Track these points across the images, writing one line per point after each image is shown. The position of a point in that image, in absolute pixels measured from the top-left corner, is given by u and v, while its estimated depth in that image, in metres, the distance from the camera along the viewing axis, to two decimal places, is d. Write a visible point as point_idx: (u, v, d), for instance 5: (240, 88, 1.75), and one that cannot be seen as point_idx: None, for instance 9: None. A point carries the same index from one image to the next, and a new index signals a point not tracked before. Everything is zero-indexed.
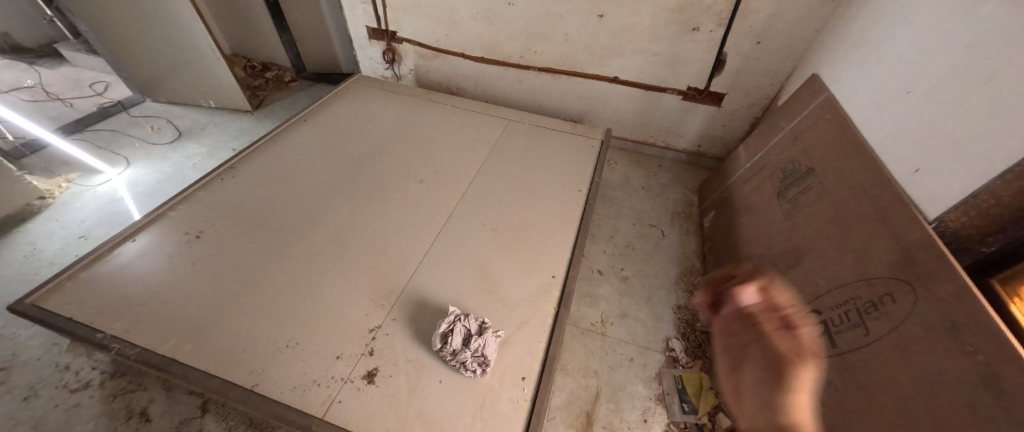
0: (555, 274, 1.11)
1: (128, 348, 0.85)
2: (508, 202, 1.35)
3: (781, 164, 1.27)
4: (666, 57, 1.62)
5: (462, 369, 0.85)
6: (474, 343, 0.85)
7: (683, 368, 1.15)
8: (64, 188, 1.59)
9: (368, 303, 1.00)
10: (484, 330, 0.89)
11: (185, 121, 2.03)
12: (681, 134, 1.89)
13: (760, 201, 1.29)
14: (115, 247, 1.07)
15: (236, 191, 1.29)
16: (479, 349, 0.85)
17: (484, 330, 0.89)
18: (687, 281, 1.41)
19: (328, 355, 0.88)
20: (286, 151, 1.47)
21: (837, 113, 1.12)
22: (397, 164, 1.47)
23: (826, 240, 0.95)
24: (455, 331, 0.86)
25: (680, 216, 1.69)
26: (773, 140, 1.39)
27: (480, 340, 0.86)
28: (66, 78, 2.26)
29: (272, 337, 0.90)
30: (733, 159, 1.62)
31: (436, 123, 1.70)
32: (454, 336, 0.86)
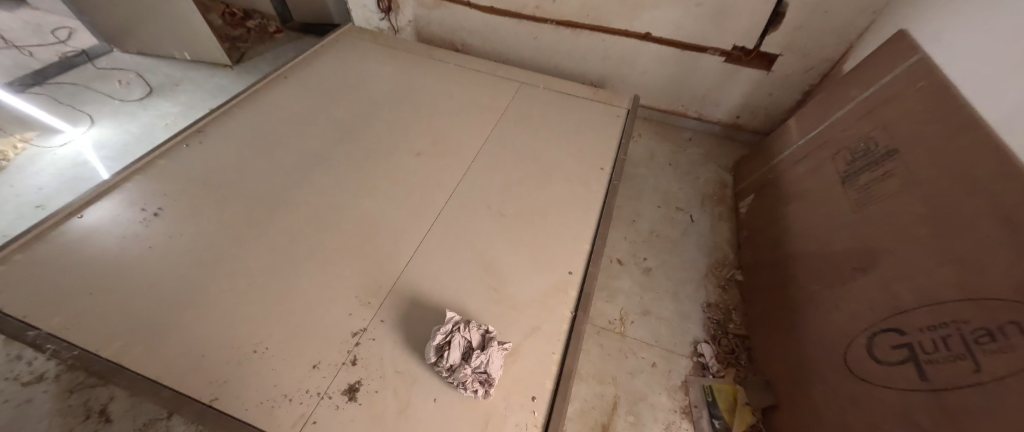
0: (572, 269, 0.95)
1: (65, 350, 0.71)
2: (519, 180, 1.16)
3: (849, 143, 1.06)
4: (712, 9, 1.34)
5: (462, 390, 0.71)
6: (475, 360, 0.71)
7: (713, 377, 1.02)
8: (20, 149, 1.43)
9: (353, 299, 0.85)
10: (488, 342, 0.75)
11: (157, 75, 1.80)
12: (717, 104, 1.65)
13: (816, 186, 1.09)
14: (60, 223, 0.91)
15: (203, 159, 1.10)
16: (480, 365, 0.71)
17: (488, 342, 0.75)
18: (718, 275, 1.25)
19: (304, 363, 0.75)
20: (263, 112, 1.27)
21: (936, 79, 0.87)
22: (391, 132, 1.27)
23: (913, 242, 0.75)
24: (452, 344, 0.73)
25: (711, 199, 1.49)
26: (839, 114, 1.15)
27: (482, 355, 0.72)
28: (25, 22, 2.01)
29: (238, 340, 0.76)
30: (781, 135, 1.40)
31: (437, 84, 1.47)
32: (450, 350, 0.72)
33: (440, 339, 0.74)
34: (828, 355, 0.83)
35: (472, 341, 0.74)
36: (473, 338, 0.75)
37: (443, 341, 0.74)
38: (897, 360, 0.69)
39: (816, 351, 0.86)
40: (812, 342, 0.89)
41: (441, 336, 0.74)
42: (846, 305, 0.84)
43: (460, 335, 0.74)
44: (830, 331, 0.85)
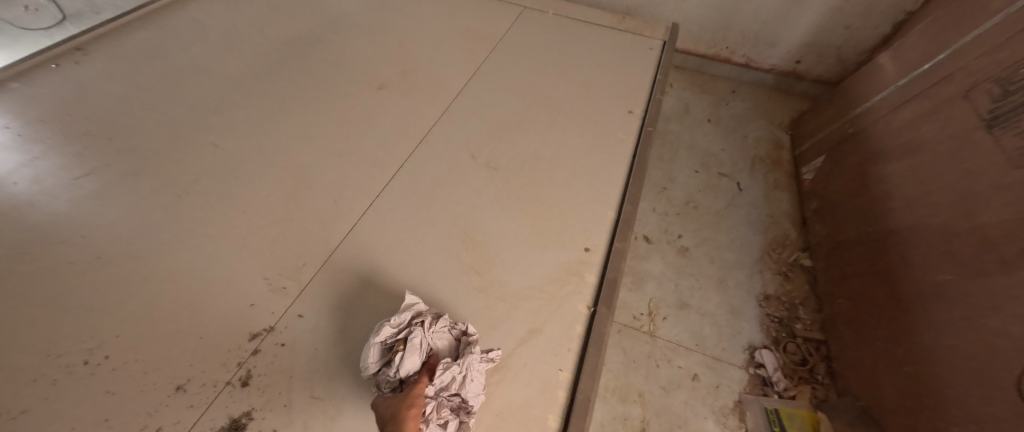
0: (589, 245, 0.65)
1: None
2: (517, 124, 0.84)
3: (991, 69, 0.71)
4: None
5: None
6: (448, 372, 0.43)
7: (780, 398, 0.74)
8: None
9: (260, 283, 0.57)
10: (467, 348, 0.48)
11: (74, 2, 1.45)
12: (773, 44, 1.29)
13: (934, 136, 0.77)
14: None
15: (78, 82, 0.79)
16: (450, 383, 0.43)
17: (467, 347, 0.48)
18: (776, 259, 0.96)
19: (162, 383, 0.46)
20: (173, 29, 0.94)
21: None
22: (349, 58, 0.95)
23: None
24: (410, 342, 0.45)
25: (762, 163, 1.18)
26: (969, 32, 0.79)
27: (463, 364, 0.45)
28: None
29: (61, 343, 0.48)
30: (864, 78, 1.06)
31: (414, 3, 1.12)
32: (405, 353, 0.44)
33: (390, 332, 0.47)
34: (984, 385, 0.53)
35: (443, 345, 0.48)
36: (445, 340, 0.48)
37: (395, 338, 0.47)
38: None
39: (961, 387, 0.56)
40: (945, 362, 0.59)
41: (393, 329, 0.47)
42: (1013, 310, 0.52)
43: (425, 329, 0.47)
44: (987, 355, 0.54)
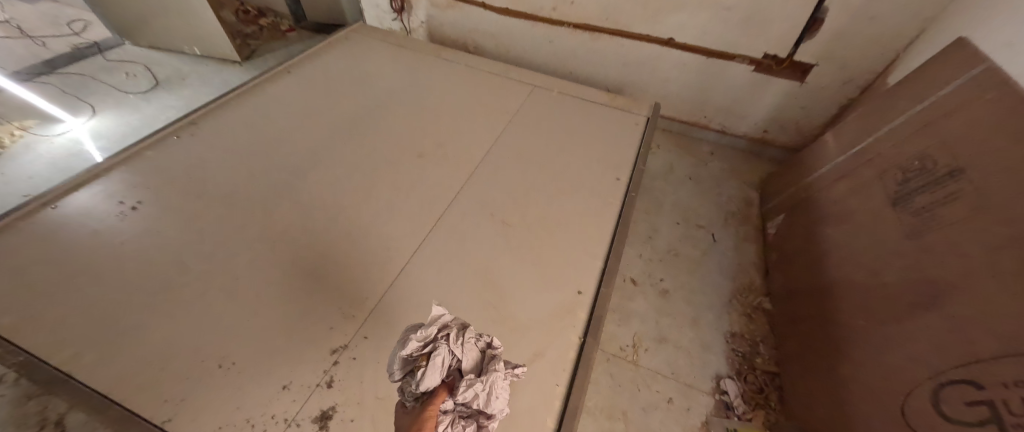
0: (582, 289, 0.84)
1: (10, 355, 0.63)
2: (526, 189, 1.06)
3: (899, 161, 0.94)
4: (742, 13, 1.27)
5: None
6: (467, 390, 0.49)
7: (739, 419, 0.89)
8: (18, 137, 1.39)
9: (334, 311, 0.77)
10: (491, 362, 0.55)
11: (164, 69, 1.79)
12: (743, 116, 1.55)
13: (860, 208, 0.98)
14: (29, 213, 0.84)
15: (193, 150, 1.05)
16: (472, 398, 0.49)
17: (490, 363, 0.55)
18: (743, 303, 1.13)
19: (272, 382, 0.66)
20: (260, 107, 1.21)
21: (1008, 88, 0.75)
22: (395, 130, 1.20)
23: (984, 275, 0.63)
24: (433, 360, 0.50)
25: (735, 217, 1.38)
26: (886, 129, 1.04)
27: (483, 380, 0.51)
28: (43, 14, 2.06)
29: (202, 352, 0.68)
30: (814, 151, 1.29)
31: (445, 84, 1.40)
32: (428, 369, 0.49)
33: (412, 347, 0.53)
34: (881, 405, 0.71)
35: (467, 360, 0.54)
36: (469, 355, 0.55)
37: (420, 352, 0.53)
38: (975, 421, 0.56)
39: (864, 398, 0.74)
40: (854, 387, 0.77)
41: (418, 343, 0.53)
42: (903, 349, 0.71)
43: (445, 347, 0.53)
44: (885, 379, 0.72)
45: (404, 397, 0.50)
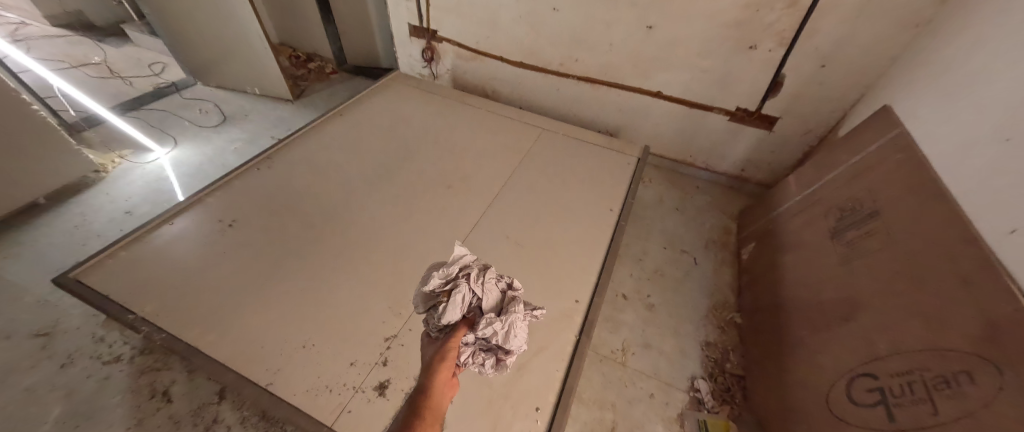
0: (579, 298, 1.06)
1: (156, 332, 0.88)
2: (535, 216, 1.30)
3: (839, 202, 1.18)
4: (717, 75, 1.56)
5: (468, 363, 0.71)
6: (487, 329, 0.68)
7: (708, 412, 1.08)
8: (117, 164, 1.74)
9: (385, 308, 0.99)
10: (512, 304, 0.74)
11: (230, 106, 2.18)
12: (723, 156, 1.82)
13: (811, 239, 1.20)
14: (152, 229, 1.11)
15: (270, 179, 1.32)
16: (494, 334, 0.68)
17: (511, 306, 0.73)
18: (718, 317, 1.33)
19: (341, 360, 0.87)
20: (320, 144, 1.49)
21: (913, 153, 1.00)
22: (428, 165, 1.46)
23: (889, 296, 0.85)
24: (453, 298, 0.69)
25: (715, 244, 1.61)
26: (832, 175, 1.28)
27: (501, 321, 0.69)
28: (129, 57, 2.46)
29: (289, 336, 0.90)
30: (781, 189, 1.53)
31: (468, 126, 1.68)
32: (450, 306, 0.69)
33: (437, 282, 0.74)
34: (812, 395, 0.91)
35: (488, 300, 0.73)
36: (488, 297, 0.73)
37: (440, 287, 0.74)
38: (871, 402, 0.77)
39: (802, 388, 0.94)
40: (795, 383, 0.98)
41: (439, 281, 0.74)
42: (831, 349, 0.92)
43: (464, 289, 0.71)
44: (817, 374, 0.92)
45: (430, 328, 0.71)
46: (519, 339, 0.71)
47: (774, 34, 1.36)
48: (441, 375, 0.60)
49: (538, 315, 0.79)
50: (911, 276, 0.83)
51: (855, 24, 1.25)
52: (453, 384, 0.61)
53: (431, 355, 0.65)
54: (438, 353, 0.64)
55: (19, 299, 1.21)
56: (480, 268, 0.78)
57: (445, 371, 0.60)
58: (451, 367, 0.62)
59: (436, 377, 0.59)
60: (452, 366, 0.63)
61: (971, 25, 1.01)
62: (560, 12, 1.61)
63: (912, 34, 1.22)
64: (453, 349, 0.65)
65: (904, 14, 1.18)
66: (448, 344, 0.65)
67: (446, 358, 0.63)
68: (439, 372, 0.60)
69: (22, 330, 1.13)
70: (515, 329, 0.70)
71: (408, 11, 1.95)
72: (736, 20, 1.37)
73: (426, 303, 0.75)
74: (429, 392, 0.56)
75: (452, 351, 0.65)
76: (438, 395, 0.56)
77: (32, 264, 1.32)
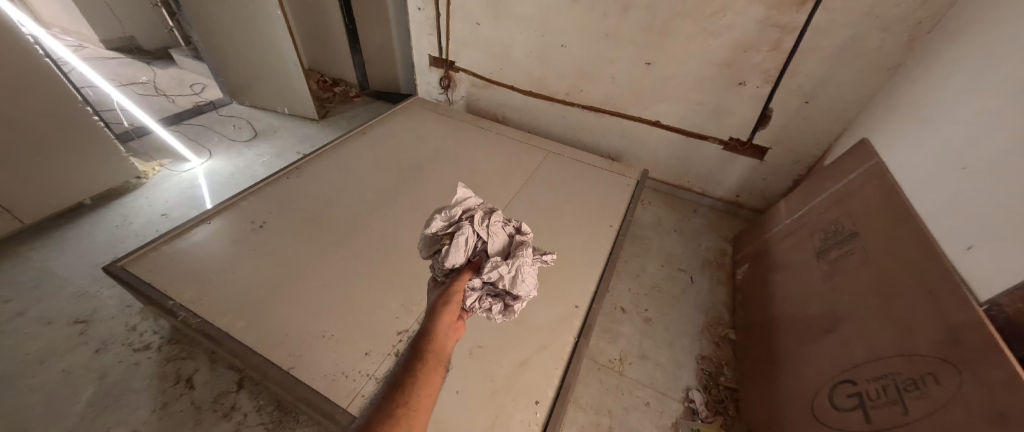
0: (578, 304, 1.13)
1: (192, 317, 0.97)
2: (539, 229, 1.40)
3: (823, 224, 1.27)
4: (710, 107, 1.69)
5: (475, 308, 0.77)
6: (493, 272, 0.77)
7: (702, 421, 1.13)
8: (157, 170, 1.91)
9: (398, 305, 1.08)
10: (517, 250, 0.84)
11: (260, 124, 2.37)
12: (718, 183, 1.93)
13: (799, 259, 1.28)
14: (191, 227, 1.23)
15: (299, 188, 1.45)
16: (499, 277, 0.77)
17: (518, 251, 0.83)
18: (712, 333, 1.39)
19: (358, 350, 0.95)
20: (344, 158, 1.64)
21: (885, 180, 1.10)
22: (442, 180, 1.59)
23: (867, 309, 0.92)
24: (457, 240, 0.80)
25: (711, 264, 1.69)
26: (817, 200, 1.38)
27: (507, 266, 0.78)
28: (173, 78, 2.71)
29: (312, 326, 0.99)
30: (773, 214, 1.63)
31: (480, 146, 1.82)
32: (455, 249, 0.79)
33: (440, 224, 0.87)
34: (800, 404, 0.95)
35: (492, 245, 0.84)
36: (493, 241, 0.84)
37: (446, 231, 0.86)
38: (850, 406, 0.82)
39: (791, 397, 1.00)
40: (784, 393, 1.02)
41: (443, 223, 0.87)
42: (815, 359, 0.98)
43: (468, 231, 0.83)
44: (803, 382, 0.98)
45: (438, 274, 0.83)
46: (526, 285, 0.79)
47: (761, 72, 1.50)
48: (447, 318, 0.65)
49: (547, 260, 0.89)
50: (884, 289, 0.90)
51: (833, 66, 1.39)
52: (459, 328, 0.68)
53: (437, 296, 0.72)
54: (442, 297, 0.71)
55: (61, 289, 1.32)
56: (483, 213, 0.90)
57: (450, 315, 0.66)
58: (455, 312, 0.68)
59: (440, 320, 0.64)
60: (457, 310, 0.69)
61: (934, 70, 1.13)
62: (567, 49, 1.79)
63: (885, 75, 1.35)
64: (459, 292, 0.73)
65: (876, 58, 1.32)
66: (454, 287, 0.73)
67: (450, 302, 0.69)
68: (445, 315, 0.66)
69: (62, 317, 1.22)
70: (521, 273, 0.78)
71: (430, 44, 2.16)
72: (726, 59, 1.53)
73: (431, 245, 0.88)
74: (432, 330, 0.62)
75: (458, 293, 0.72)
76: (441, 334, 0.61)
77: (77, 258, 1.44)
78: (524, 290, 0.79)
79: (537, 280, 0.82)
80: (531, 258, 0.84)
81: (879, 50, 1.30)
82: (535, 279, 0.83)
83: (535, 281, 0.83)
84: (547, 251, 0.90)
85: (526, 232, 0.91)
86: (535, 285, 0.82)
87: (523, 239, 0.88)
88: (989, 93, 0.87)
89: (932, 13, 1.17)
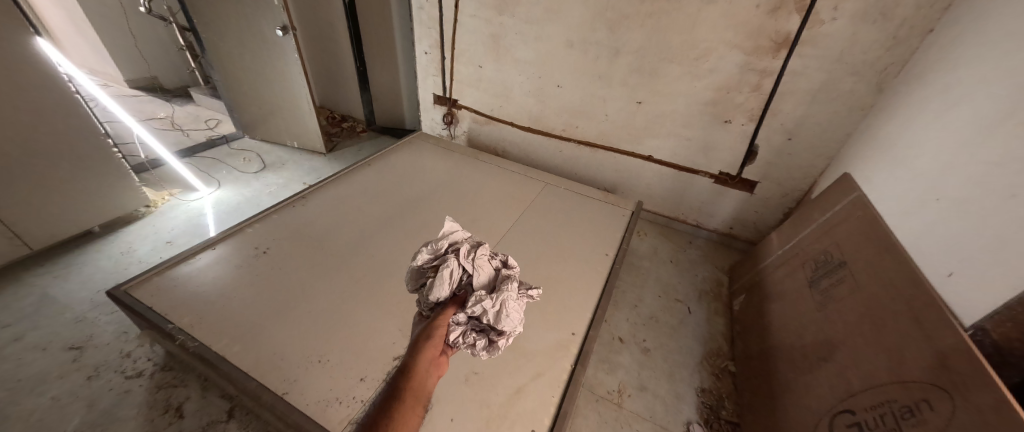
0: (575, 331, 1.14)
1: (190, 341, 0.98)
2: (536, 256, 1.43)
3: (814, 254, 1.30)
4: (700, 143, 1.78)
5: (459, 343, 0.78)
6: (476, 306, 0.80)
7: None
8: (167, 199, 1.98)
9: (396, 331, 1.08)
10: (502, 284, 0.87)
11: (270, 157, 2.48)
12: (711, 214, 1.98)
13: (793, 288, 1.30)
14: (196, 253, 1.26)
15: (303, 216, 1.50)
16: (483, 313, 0.80)
17: (502, 286, 0.86)
18: (712, 364, 1.38)
19: (353, 375, 0.95)
20: (348, 189, 1.70)
21: (868, 211, 1.15)
22: (442, 210, 1.64)
23: (859, 336, 0.93)
24: (442, 275, 0.84)
25: (708, 295, 1.70)
26: (807, 231, 1.42)
27: (491, 300, 0.82)
28: (190, 114, 2.87)
29: (308, 351, 1.00)
30: (767, 244, 1.66)
31: (479, 178, 1.90)
32: (439, 284, 0.83)
33: (426, 257, 0.92)
34: None
35: (477, 278, 0.87)
36: (478, 274, 0.88)
37: (432, 264, 0.92)
38: None
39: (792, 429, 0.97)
40: (786, 426, 1.00)
41: (428, 256, 0.92)
42: (814, 388, 0.97)
43: (453, 265, 0.87)
44: (803, 413, 0.97)
45: (424, 309, 0.86)
46: (510, 320, 0.81)
47: (744, 111, 1.61)
48: (429, 353, 0.69)
49: (533, 295, 0.92)
50: (873, 316, 0.92)
51: (811, 106, 1.50)
52: (441, 363, 0.71)
53: (420, 331, 0.76)
54: (425, 331, 0.74)
55: (60, 314, 1.32)
56: (469, 246, 0.95)
57: (433, 350, 0.69)
58: (438, 347, 0.71)
59: (422, 356, 0.67)
60: (439, 345, 0.72)
61: (904, 110, 1.22)
62: (563, 89, 1.92)
63: (860, 115, 1.45)
64: (442, 326, 0.76)
65: (850, 99, 1.43)
66: (437, 321, 0.77)
67: (431, 337, 0.73)
68: (427, 350, 0.69)
69: (58, 342, 1.22)
70: (506, 309, 0.81)
71: (435, 83, 2.31)
72: (711, 99, 1.64)
73: (417, 278, 0.92)
74: (414, 366, 0.65)
75: (440, 328, 0.76)
76: (422, 371, 0.64)
77: (78, 284, 1.45)
78: (507, 326, 0.80)
79: (523, 316, 0.84)
80: (517, 292, 0.87)
81: (851, 92, 1.41)
82: (521, 314, 0.85)
83: (520, 316, 0.84)
84: (532, 286, 0.94)
85: (513, 266, 0.95)
86: (520, 321, 0.84)
87: (509, 273, 0.91)
88: (959, 129, 0.93)
89: (895, 60, 1.29)
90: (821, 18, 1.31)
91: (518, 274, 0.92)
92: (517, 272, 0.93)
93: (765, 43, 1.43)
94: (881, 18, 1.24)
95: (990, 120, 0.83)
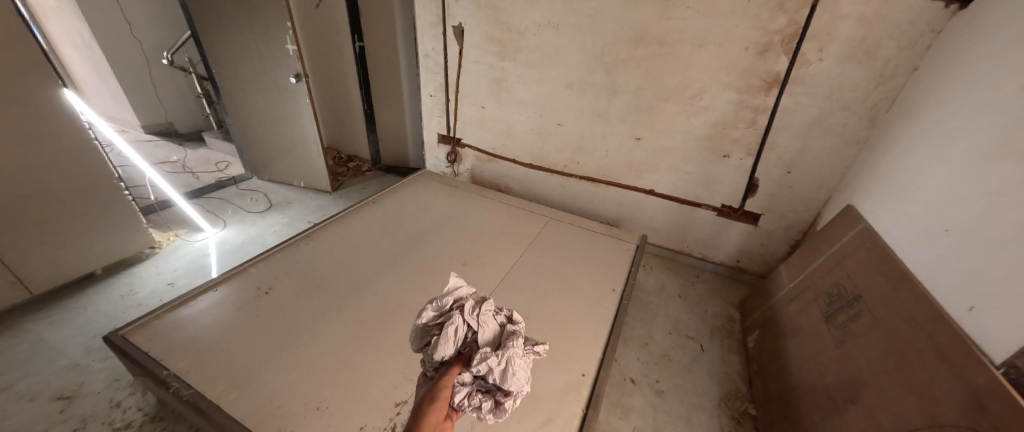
0: (585, 373, 1.09)
1: (184, 389, 0.93)
2: (542, 293, 1.40)
3: (826, 288, 1.27)
4: (700, 177, 1.82)
5: (464, 406, 0.73)
6: (482, 365, 0.77)
7: None
8: (172, 240, 2.00)
9: (399, 375, 1.04)
10: (508, 340, 0.85)
11: (276, 196, 2.53)
12: (717, 247, 1.97)
13: (808, 323, 1.26)
14: (197, 295, 1.24)
15: (309, 255, 1.50)
16: (488, 371, 0.76)
17: (509, 342, 0.83)
18: (731, 407, 1.30)
19: (352, 424, 0.90)
20: (353, 227, 1.71)
21: (876, 243, 1.15)
22: (446, 247, 1.64)
23: (885, 375, 0.88)
24: (445, 333, 0.82)
25: (720, 331, 1.64)
26: (816, 264, 1.41)
27: (496, 357, 0.79)
28: (202, 157, 2.97)
29: (308, 397, 0.95)
30: (776, 277, 1.63)
31: (482, 214, 1.92)
32: (443, 343, 0.81)
33: (431, 314, 0.90)
34: None
35: (482, 335, 0.85)
36: (483, 331, 0.85)
37: (437, 322, 0.89)
38: None
39: None
40: None
41: (432, 315, 0.90)
42: None
43: (458, 321, 0.85)
44: None
45: (428, 370, 0.83)
46: (517, 379, 0.77)
47: (741, 146, 1.66)
48: (433, 418, 0.64)
49: (539, 351, 0.88)
50: (896, 353, 0.88)
51: (807, 140, 1.54)
52: (446, 428, 0.65)
53: (425, 392, 0.72)
54: (429, 393, 0.71)
55: (52, 362, 1.28)
56: (474, 302, 0.92)
57: (438, 414, 0.65)
58: (443, 410, 0.67)
59: (426, 422, 0.63)
60: (444, 408, 0.68)
61: (899, 143, 1.25)
62: (564, 127, 2.00)
63: (856, 147, 1.49)
64: (446, 387, 0.73)
65: (844, 134, 1.47)
66: (441, 382, 0.73)
67: (436, 400, 0.69)
68: (432, 414, 0.65)
69: (47, 392, 1.17)
70: (512, 366, 0.77)
71: (439, 124, 2.41)
72: (708, 134, 1.70)
73: (422, 336, 0.89)
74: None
75: (445, 389, 0.72)
76: None
77: (76, 329, 1.42)
78: (515, 385, 0.76)
79: (530, 373, 0.81)
80: (523, 348, 0.84)
81: (845, 126, 1.46)
82: (528, 372, 0.82)
83: (528, 375, 0.81)
84: (538, 341, 0.90)
85: (517, 321, 0.92)
86: (527, 379, 0.81)
87: (514, 329, 0.89)
88: (960, 161, 0.94)
89: (885, 96, 1.35)
90: (807, 59, 1.39)
91: (523, 330, 0.89)
92: (523, 328, 0.91)
93: (756, 82, 1.50)
94: (865, 58, 1.31)
95: (990, 153, 0.84)
